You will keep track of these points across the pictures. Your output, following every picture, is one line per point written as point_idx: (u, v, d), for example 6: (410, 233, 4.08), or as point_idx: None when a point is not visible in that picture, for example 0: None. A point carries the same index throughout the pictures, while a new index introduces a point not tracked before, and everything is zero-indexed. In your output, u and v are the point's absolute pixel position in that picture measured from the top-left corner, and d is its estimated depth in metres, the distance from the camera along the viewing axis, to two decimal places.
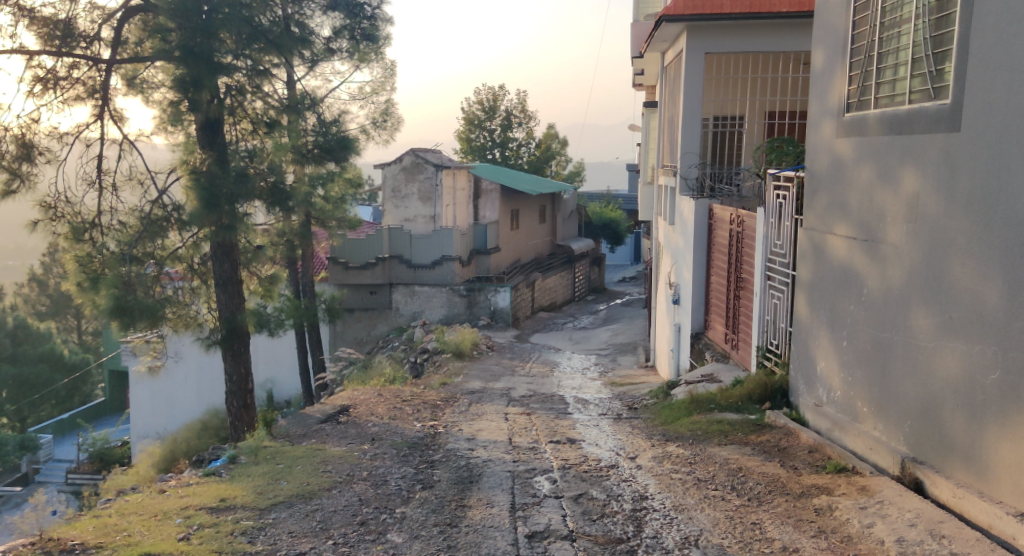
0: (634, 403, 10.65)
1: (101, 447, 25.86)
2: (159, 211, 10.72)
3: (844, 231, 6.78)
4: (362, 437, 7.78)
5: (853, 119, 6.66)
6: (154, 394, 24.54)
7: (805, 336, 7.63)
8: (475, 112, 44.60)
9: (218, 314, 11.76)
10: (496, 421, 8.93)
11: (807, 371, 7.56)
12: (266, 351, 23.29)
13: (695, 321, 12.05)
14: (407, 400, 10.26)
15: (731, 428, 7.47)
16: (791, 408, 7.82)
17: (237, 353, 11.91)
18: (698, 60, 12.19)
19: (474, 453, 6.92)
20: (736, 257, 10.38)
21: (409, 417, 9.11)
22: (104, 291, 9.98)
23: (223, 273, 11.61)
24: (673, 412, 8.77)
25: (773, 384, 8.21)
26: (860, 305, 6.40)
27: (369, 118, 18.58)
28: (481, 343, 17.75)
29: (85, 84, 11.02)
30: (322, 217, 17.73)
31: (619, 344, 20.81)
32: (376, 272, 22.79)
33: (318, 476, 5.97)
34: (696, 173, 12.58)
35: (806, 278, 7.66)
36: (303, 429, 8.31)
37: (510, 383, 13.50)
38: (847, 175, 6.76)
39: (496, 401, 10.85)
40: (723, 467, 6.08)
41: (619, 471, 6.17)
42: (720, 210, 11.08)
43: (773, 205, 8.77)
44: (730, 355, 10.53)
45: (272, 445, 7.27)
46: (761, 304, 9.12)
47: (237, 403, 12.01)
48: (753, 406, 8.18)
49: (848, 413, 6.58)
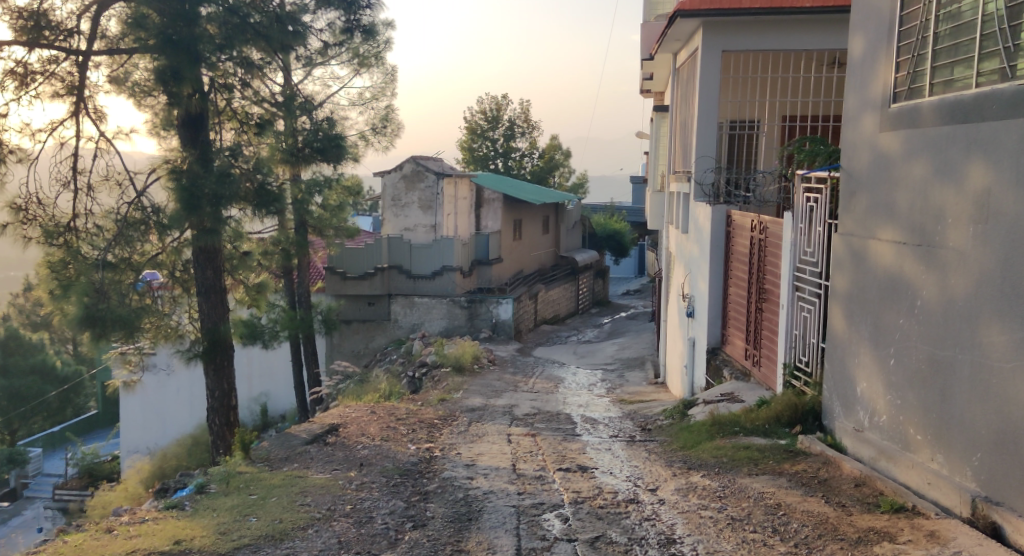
0: (647, 423, 9.86)
1: (90, 463, 25.05)
2: (137, 213, 9.94)
3: (891, 236, 6.04)
4: (350, 462, 7.01)
5: (901, 109, 5.94)
6: (145, 408, 23.80)
7: (842, 353, 6.87)
8: (477, 122, 43.99)
9: (200, 325, 11.06)
10: (499, 443, 8.15)
11: (844, 392, 6.81)
12: (260, 364, 22.53)
13: (712, 335, 11.30)
14: (401, 418, 9.49)
15: (761, 455, 6.71)
16: (826, 433, 7.07)
17: (220, 368, 11.15)
18: (715, 58, 11.51)
19: (473, 483, 6.13)
20: (758, 266, 9.62)
21: (402, 438, 8.32)
22: (74, 299, 9.23)
23: (205, 281, 10.88)
24: (693, 436, 8.03)
25: (803, 405, 7.45)
26: (912, 318, 5.65)
27: (368, 123, 17.92)
28: (483, 357, 17.00)
29: (63, 80, 10.33)
30: (319, 225, 17.25)
31: (625, 358, 20.01)
32: (375, 283, 22.17)
33: (294, 511, 5.20)
34: (712, 177, 11.88)
35: (843, 288, 6.91)
36: (285, 451, 7.55)
37: (512, 400, 12.72)
38: (894, 173, 6.04)
39: (498, 420, 10.08)
40: (758, 504, 5.32)
41: (640, 506, 5.42)
42: (740, 216, 10.34)
43: (802, 210, 8.03)
44: (751, 373, 9.77)
45: (248, 472, 6.51)
46: (789, 318, 8.35)
47: (220, 421, 11.23)
48: (782, 430, 7.44)
49: (898, 441, 5.81)
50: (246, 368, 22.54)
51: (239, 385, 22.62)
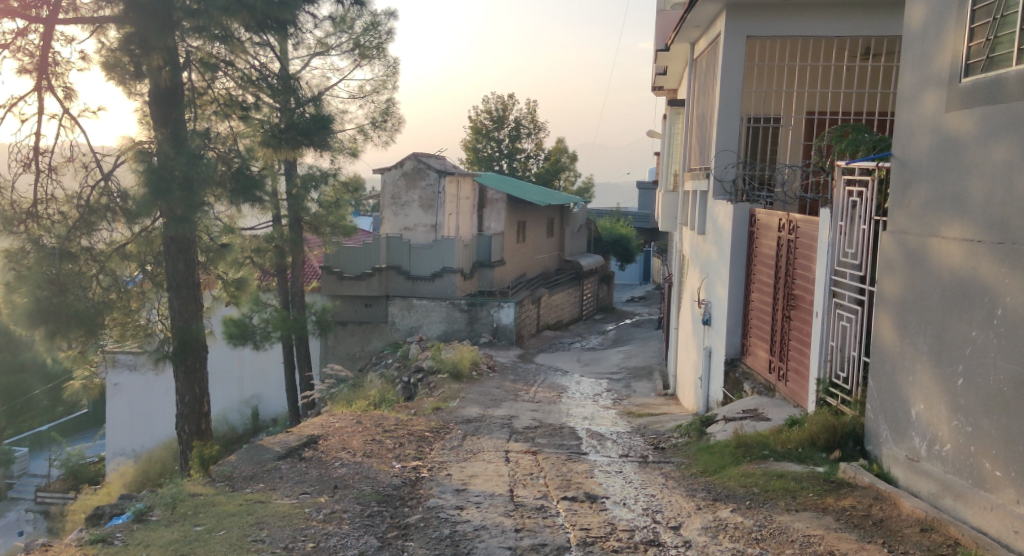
0: (660, 441, 8.89)
1: (75, 464, 23.88)
2: (103, 199, 9.06)
3: (959, 233, 5.20)
4: (323, 484, 6.11)
5: (977, 82, 5.10)
6: (132, 408, 22.88)
7: (893, 369, 5.95)
8: (483, 122, 43.04)
9: (171, 323, 10.10)
10: (496, 463, 7.24)
11: (894, 414, 5.90)
12: (251, 366, 21.64)
13: (730, 345, 10.36)
14: (388, 430, 8.58)
15: (799, 485, 5.79)
16: (870, 460, 6.16)
17: (191, 370, 10.13)
18: (738, 44, 10.61)
19: (462, 515, 5.20)
20: (786, 270, 8.70)
21: (387, 454, 7.39)
22: (25, 291, 8.30)
23: (176, 275, 9.86)
24: (715, 459, 7.11)
25: (842, 427, 6.53)
26: (990, 332, 4.85)
27: (367, 116, 17.04)
28: (482, 363, 16.08)
29: (30, 55, 9.45)
30: (316, 222, 16.40)
31: (632, 367, 19.05)
32: (372, 283, 21.14)
33: (241, 551, 4.35)
34: (733, 174, 10.86)
35: (893, 294, 6.00)
36: (252, 468, 6.62)
37: (512, 410, 11.77)
38: (966, 160, 5.21)
39: (496, 435, 9.14)
40: (806, 552, 4.57)
41: (663, 552, 4.66)
42: (766, 214, 9.42)
43: (843, 205, 7.10)
44: (775, 388, 8.86)
45: (203, 494, 5.64)
46: (825, 327, 7.38)
47: (190, 429, 10.24)
48: (819, 456, 6.53)
49: (967, 476, 4.94)
50: (237, 370, 21.65)
51: (229, 387, 21.71)
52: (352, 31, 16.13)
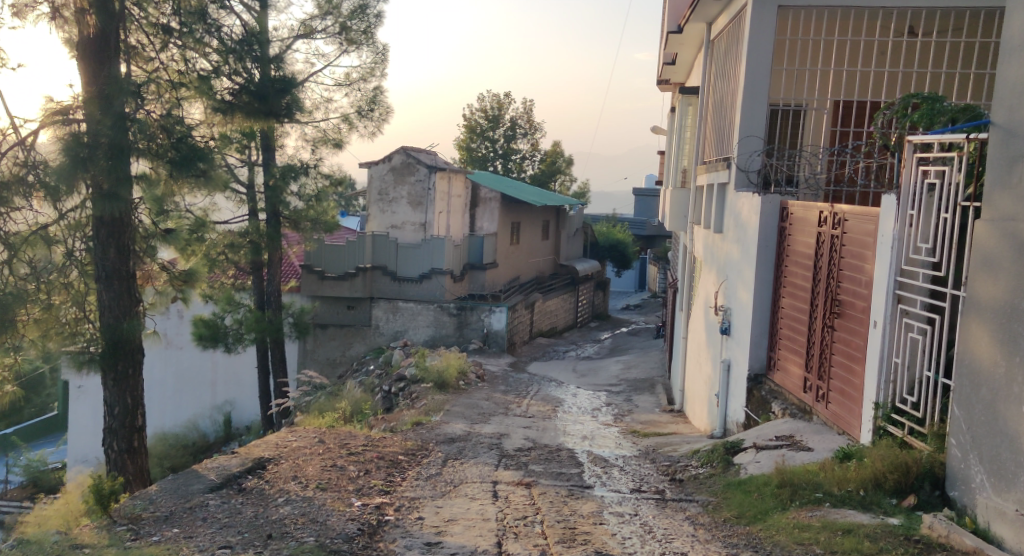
0: (677, 470, 7.49)
1: (35, 471, 22.15)
2: (13, 170, 7.71)
3: None
4: (254, 531, 4.69)
5: None
6: (96, 411, 21.37)
7: (991, 397, 4.61)
8: (476, 120, 41.72)
9: (100, 322, 8.71)
10: (480, 502, 5.84)
11: (992, 453, 4.59)
12: (224, 369, 20.17)
13: (754, 359, 9.00)
14: (354, 453, 7.16)
15: (875, 546, 4.46)
16: (959, 511, 4.81)
17: (121, 377, 8.81)
18: (769, 14, 9.25)
19: None
20: (830, 271, 7.34)
21: (347, 486, 5.98)
22: None
23: (107, 265, 8.57)
24: (753, 502, 5.73)
25: (916, 464, 5.16)
26: None
27: (352, 104, 15.67)
28: (470, 372, 14.71)
29: None
30: (295, 217, 14.78)
31: (634, 380, 17.62)
32: (356, 284, 19.81)
33: None
34: (760, 162, 9.56)
35: (993, 300, 4.66)
36: (172, 505, 5.24)
37: (502, 427, 10.38)
38: None
39: (482, 459, 7.78)
40: None
41: None
42: (802, 206, 8.10)
43: (913, 190, 5.76)
44: (813, 411, 7.51)
45: (88, 546, 4.31)
46: (884, 339, 6.00)
47: (120, 446, 8.92)
48: (887, 503, 5.16)
49: None
50: (210, 374, 20.18)
51: (201, 392, 20.23)
52: (338, 12, 14.75)
